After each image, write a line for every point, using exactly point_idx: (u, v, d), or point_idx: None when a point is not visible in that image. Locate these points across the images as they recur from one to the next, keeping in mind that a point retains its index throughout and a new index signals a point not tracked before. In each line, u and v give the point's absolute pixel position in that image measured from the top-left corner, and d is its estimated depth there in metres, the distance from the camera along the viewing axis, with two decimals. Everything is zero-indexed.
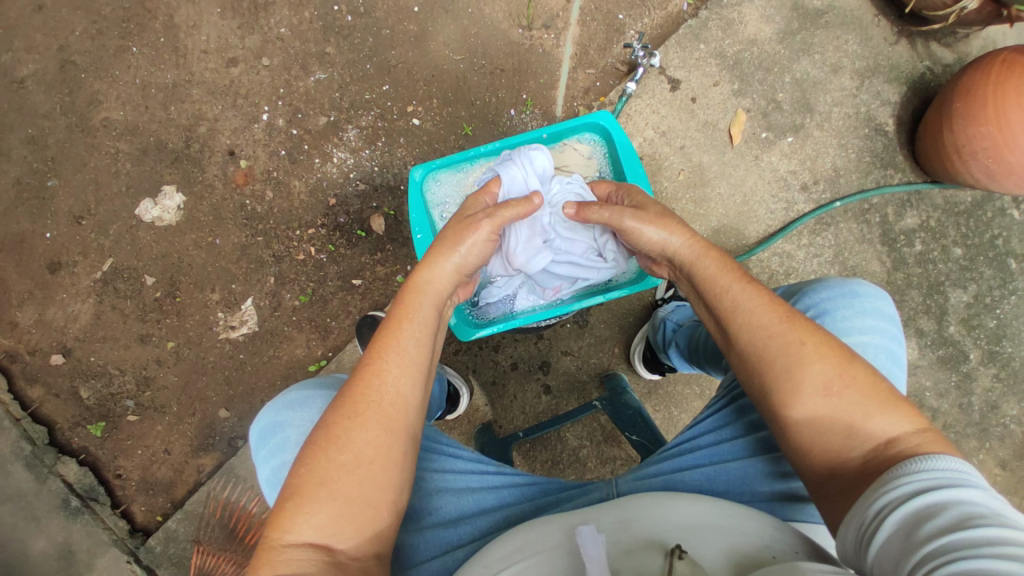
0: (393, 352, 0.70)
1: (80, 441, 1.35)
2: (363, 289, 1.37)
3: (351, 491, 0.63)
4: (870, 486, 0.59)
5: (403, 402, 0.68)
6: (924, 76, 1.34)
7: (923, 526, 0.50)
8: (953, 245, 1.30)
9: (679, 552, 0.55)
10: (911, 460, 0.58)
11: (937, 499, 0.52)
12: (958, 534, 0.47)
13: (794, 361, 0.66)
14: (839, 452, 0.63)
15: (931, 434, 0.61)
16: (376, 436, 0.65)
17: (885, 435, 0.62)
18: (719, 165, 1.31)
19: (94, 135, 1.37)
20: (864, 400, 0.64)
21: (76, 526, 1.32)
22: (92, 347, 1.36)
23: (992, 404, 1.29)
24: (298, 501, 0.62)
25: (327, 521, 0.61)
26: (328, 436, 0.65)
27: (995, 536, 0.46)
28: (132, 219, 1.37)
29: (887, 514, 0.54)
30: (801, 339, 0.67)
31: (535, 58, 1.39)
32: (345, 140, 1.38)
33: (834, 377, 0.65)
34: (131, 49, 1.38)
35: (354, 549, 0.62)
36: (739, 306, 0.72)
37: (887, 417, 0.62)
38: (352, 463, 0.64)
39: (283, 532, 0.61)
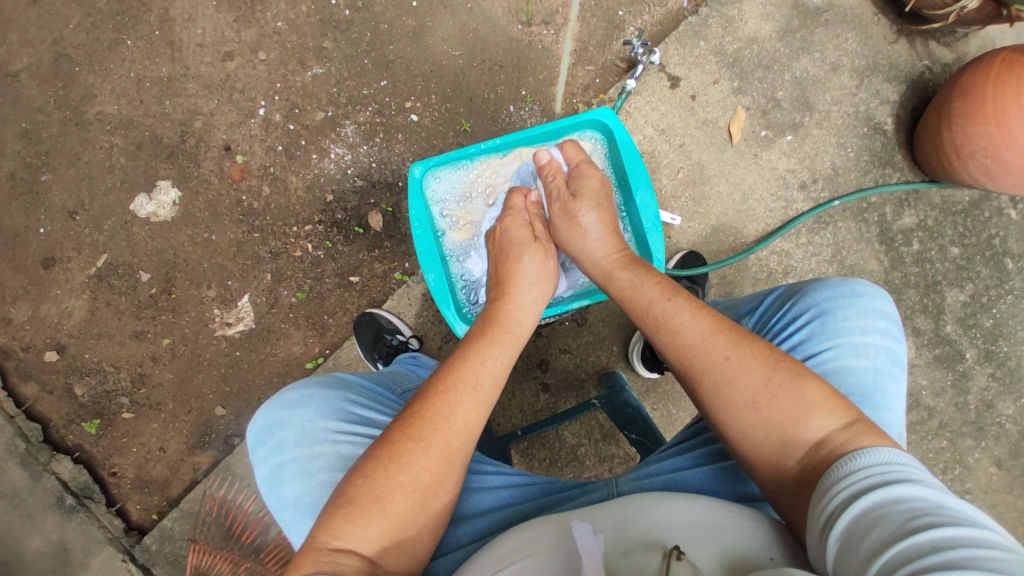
0: (469, 384, 0.73)
1: (75, 438, 1.34)
2: (361, 287, 1.36)
3: (403, 511, 0.64)
4: (818, 484, 0.59)
5: (467, 436, 0.70)
6: (923, 75, 1.34)
7: (873, 532, 0.49)
8: (950, 244, 1.31)
9: (677, 553, 0.55)
10: (845, 459, 0.59)
11: (884, 498, 0.51)
12: (911, 541, 0.47)
13: (720, 377, 0.69)
14: (775, 462, 0.65)
15: (864, 426, 0.62)
16: (438, 465, 0.67)
17: (818, 437, 0.63)
18: (718, 163, 1.30)
19: (88, 130, 1.35)
20: (794, 407, 0.64)
21: (71, 524, 1.31)
22: (87, 344, 1.35)
23: (987, 403, 1.29)
24: (351, 510, 0.62)
25: (375, 536, 0.62)
26: (393, 455, 0.65)
27: (948, 540, 0.46)
28: (127, 215, 1.36)
29: (834, 518, 0.54)
30: (728, 354, 0.69)
31: (535, 54, 1.38)
32: (343, 136, 1.37)
33: (763, 388, 0.66)
34: (126, 42, 1.36)
35: (390, 564, 0.63)
36: (664, 325, 0.77)
37: (817, 419, 0.63)
38: (410, 483, 0.65)
39: (331, 537, 0.61)
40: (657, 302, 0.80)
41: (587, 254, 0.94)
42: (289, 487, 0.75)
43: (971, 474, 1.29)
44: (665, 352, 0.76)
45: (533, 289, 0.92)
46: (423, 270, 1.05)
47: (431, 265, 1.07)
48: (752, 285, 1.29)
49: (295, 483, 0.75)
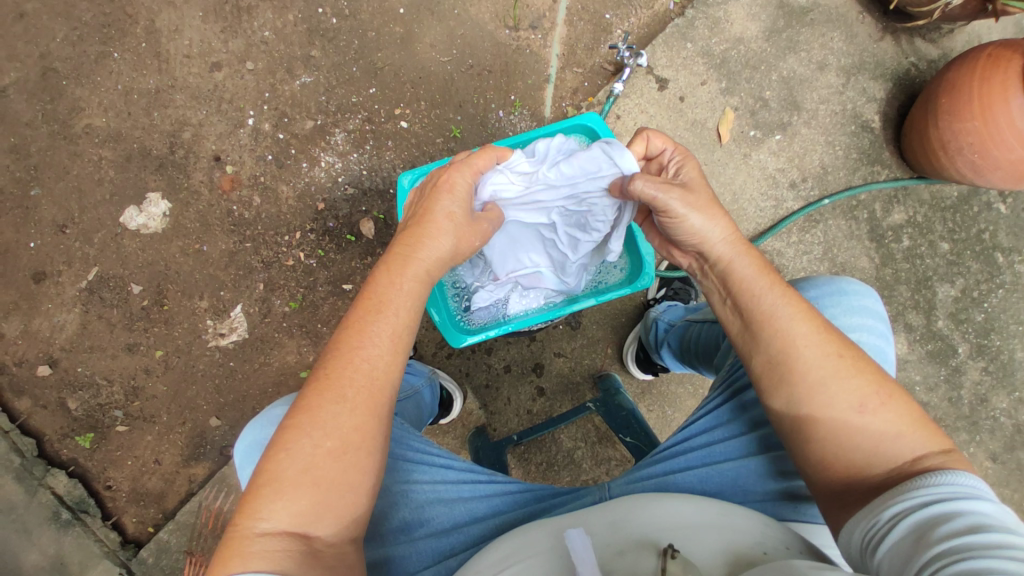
0: (383, 338, 0.71)
1: (69, 452, 1.34)
2: (354, 294, 1.36)
3: (334, 476, 0.64)
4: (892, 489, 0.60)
5: (385, 389, 0.69)
6: (909, 72, 1.35)
7: (941, 529, 0.52)
8: (939, 240, 1.31)
9: (673, 552, 0.55)
10: (930, 474, 0.59)
11: (960, 509, 0.53)
12: (976, 540, 0.49)
13: (828, 374, 0.66)
14: (858, 471, 0.64)
15: (958, 458, 0.62)
16: (363, 424, 0.67)
17: (913, 454, 0.62)
18: (708, 164, 1.31)
19: (76, 143, 1.35)
20: (897, 419, 0.64)
21: (68, 538, 1.30)
22: (79, 358, 1.34)
23: (981, 397, 1.30)
24: (276, 488, 0.62)
25: (309, 508, 0.62)
26: (311, 420, 0.65)
27: (1011, 546, 0.48)
28: (117, 227, 1.35)
29: (904, 514, 0.56)
30: (839, 353, 0.67)
31: (523, 58, 1.38)
32: (333, 144, 1.37)
33: (870, 396, 0.65)
34: (113, 55, 1.36)
35: (330, 535, 0.63)
36: (776, 314, 0.70)
37: (905, 437, 0.63)
38: (336, 447, 0.64)
39: (257, 520, 0.61)
40: (763, 289, 0.72)
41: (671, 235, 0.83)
42: None
43: None
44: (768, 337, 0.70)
45: (464, 236, 0.84)
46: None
47: None
48: None
49: None
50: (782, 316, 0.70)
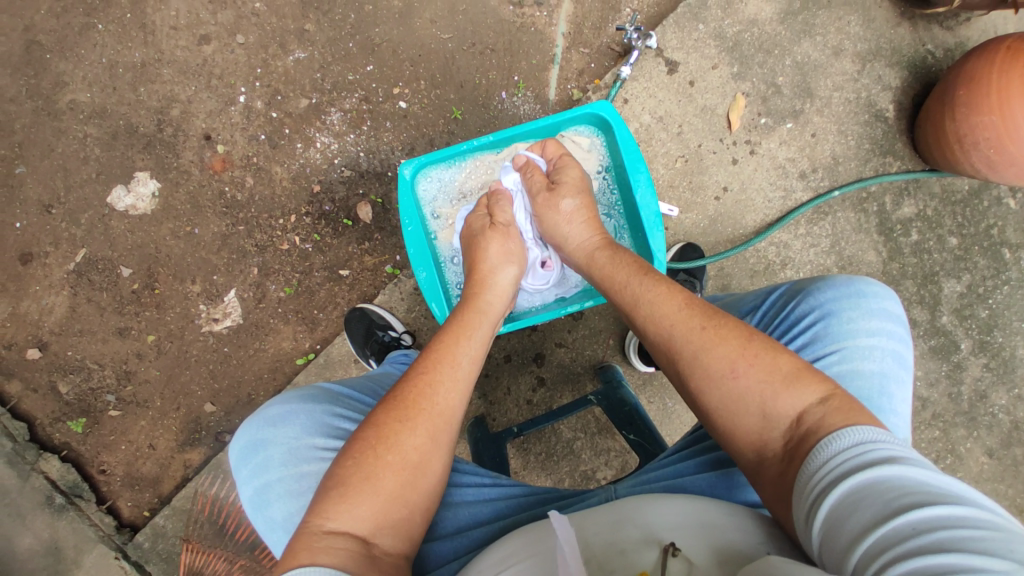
0: (448, 363, 0.75)
1: (62, 437, 1.32)
2: (351, 280, 1.33)
3: (395, 489, 0.64)
4: (801, 465, 0.56)
5: (450, 414, 0.71)
6: (926, 60, 1.30)
7: (852, 518, 0.47)
8: (948, 234, 1.29)
9: (673, 549, 0.56)
10: (821, 440, 0.56)
11: (862, 481, 0.49)
12: (896, 524, 0.45)
13: (698, 347, 0.67)
14: (757, 434, 0.62)
15: (840, 401, 0.59)
16: (426, 444, 0.67)
17: (795, 412, 0.60)
18: (716, 152, 1.27)
19: (61, 119, 1.29)
20: (769, 378, 0.62)
21: (63, 523, 1.29)
22: (69, 342, 1.31)
23: (981, 393, 1.30)
24: (343, 491, 0.62)
25: (369, 515, 0.62)
26: (380, 436, 0.66)
27: (934, 519, 0.44)
28: (104, 208, 1.30)
29: (821, 496, 0.52)
30: (703, 325, 0.69)
31: (527, 37, 1.33)
32: (328, 124, 1.32)
33: (738, 359, 0.64)
34: (97, 27, 1.29)
35: (387, 545, 0.62)
36: (640, 299, 0.78)
37: (795, 390, 0.61)
38: (398, 462, 0.65)
39: (325, 519, 0.61)
40: (633, 278, 0.83)
41: (570, 241, 0.97)
42: (274, 507, 0.73)
43: (963, 464, 1.29)
44: (644, 326, 0.76)
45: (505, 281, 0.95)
46: (414, 267, 1.02)
47: (422, 263, 1.05)
48: (749, 277, 1.27)
49: (281, 504, 0.73)
50: (668, 313, 0.73)
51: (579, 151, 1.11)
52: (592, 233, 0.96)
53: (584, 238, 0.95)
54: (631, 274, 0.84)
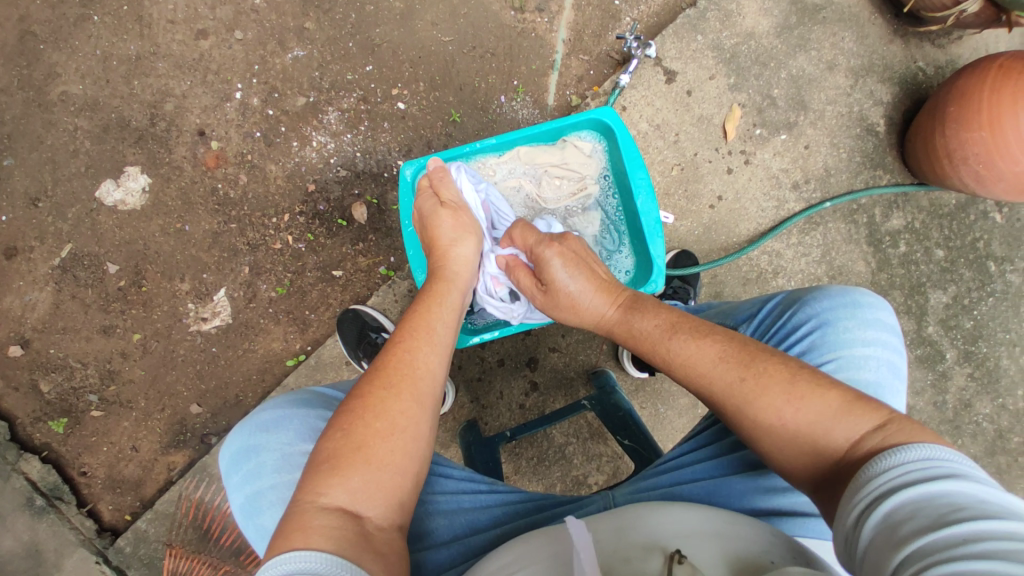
0: (423, 335, 0.75)
1: (41, 437, 1.27)
2: (345, 281, 1.31)
3: (386, 456, 0.62)
4: (858, 473, 0.55)
5: (429, 379, 0.71)
6: (915, 77, 1.33)
7: (904, 524, 0.46)
8: (935, 246, 1.32)
9: (679, 556, 0.55)
10: (877, 457, 0.55)
11: (922, 491, 0.48)
12: (947, 531, 0.43)
13: (744, 397, 0.66)
14: (808, 471, 0.62)
15: (898, 424, 0.58)
16: (410, 407, 0.66)
17: (850, 442, 0.59)
18: (712, 161, 1.29)
19: (51, 111, 1.26)
20: (823, 413, 0.61)
21: (39, 526, 1.25)
22: (52, 339, 1.27)
23: (966, 403, 1.32)
24: (334, 464, 0.61)
25: (361, 485, 0.60)
26: (365, 404, 0.65)
27: (984, 532, 0.42)
28: (93, 202, 1.27)
29: (874, 506, 0.51)
30: (742, 376, 0.68)
31: (527, 42, 1.33)
32: (325, 123, 1.31)
33: (785, 402, 0.64)
34: (91, 18, 1.27)
35: (380, 519, 0.60)
36: (673, 358, 0.75)
37: (848, 421, 0.60)
38: (387, 428, 0.64)
39: (317, 495, 0.58)
40: (662, 337, 0.77)
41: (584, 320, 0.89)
42: (265, 515, 0.71)
43: None
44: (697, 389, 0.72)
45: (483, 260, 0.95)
46: (413, 269, 1.02)
47: (420, 264, 1.04)
48: (743, 285, 1.28)
49: (273, 511, 0.71)
50: (703, 363, 0.71)
51: (580, 155, 1.12)
52: (607, 305, 0.87)
53: (602, 313, 0.87)
54: (660, 335, 0.78)
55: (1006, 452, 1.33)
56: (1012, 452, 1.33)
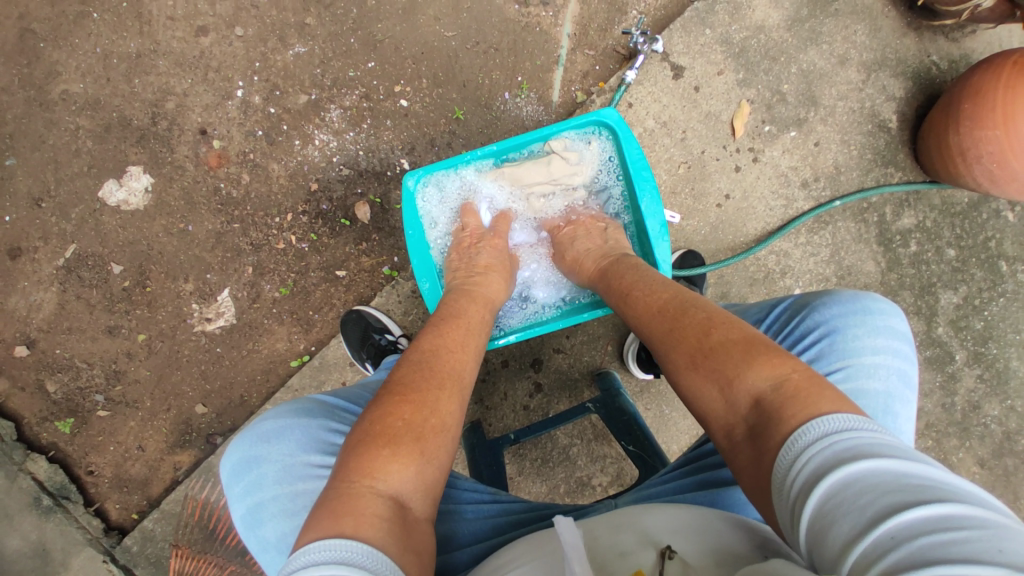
0: (465, 345, 0.78)
1: (49, 436, 1.29)
2: (348, 281, 1.30)
3: (437, 451, 0.63)
4: (783, 453, 0.51)
5: (468, 384, 0.74)
6: (930, 71, 1.30)
7: (838, 521, 0.43)
8: (946, 246, 1.30)
9: (671, 552, 0.55)
10: (798, 432, 0.51)
11: (849, 475, 0.44)
12: (884, 526, 0.41)
13: (668, 345, 0.71)
14: (719, 410, 0.62)
15: (802, 383, 0.56)
16: (457, 409, 0.68)
17: (752, 394, 0.58)
18: (719, 159, 1.26)
19: (52, 110, 1.25)
20: (728, 362, 0.62)
21: (49, 525, 1.26)
22: (57, 339, 1.28)
23: (974, 404, 1.31)
24: (394, 449, 0.60)
25: (415, 476, 0.60)
26: (423, 397, 0.66)
27: (926, 519, 0.40)
28: (96, 203, 1.27)
29: (804, 492, 0.47)
30: (670, 326, 0.72)
31: (532, 37, 1.31)
32: (327, 121, 1.29)
33: (699, 352, 0.66)
34: (90, 15, 1.25)
35: (420, 509, 0.60)
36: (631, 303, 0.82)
37: (750, 373, 0.59)
38: (440, 427, 0.65)
39: (373, 478, 0.58)
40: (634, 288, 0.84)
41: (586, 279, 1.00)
42: (267, 527, 0.71)
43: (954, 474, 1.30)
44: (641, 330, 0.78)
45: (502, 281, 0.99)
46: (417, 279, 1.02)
47: (424, 272, 1.03)
48: (749, 285, 1.27)
49: (274, 523, 0.71)
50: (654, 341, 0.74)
51: (569, 165, 1.08)
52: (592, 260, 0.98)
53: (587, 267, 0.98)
54: (625, 290, 0.85)
55: (1015, 453, 1.32)
56: (1020, 453, 1.32)
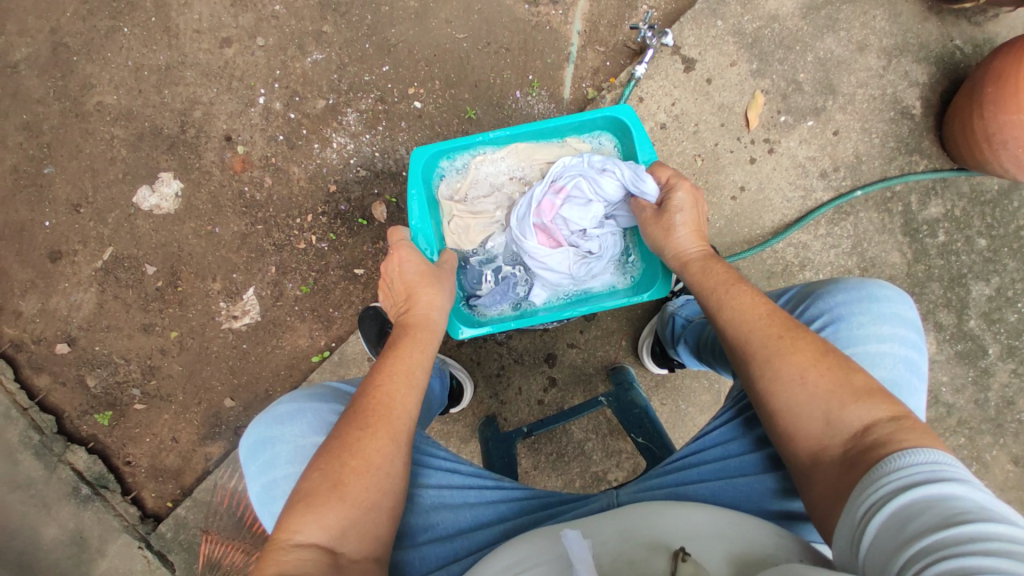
0: (400, 373, 0.75)
1: (89, 429, 1.36)
2: (366, 279, 1.34)
3: (361, 495, 0.64)
4: (868, 470, 0.55)
5: (407, 418, 0.72)
6: (954, 55, 1.26)
7: (912, 521, 0.46)
8: (976, 235, 1.25)
9: (683, 553, 0.53)
10: (888, 456, 0.54)
11: (928, 493, 0.48)
12: (951, 530, 0.44)
13: (771, 352, 0.66)
14: (816, 436, 0.62)
15: (912, 422, 0.58)
16: (387, 447, 0.68)
17: (862, 423, 0.59)
18: (733, 151, 1.25)
19: (88, 120, 1.34)
20: (839, 390, 0.62)
21: (87, 513, 1.33)
22: (97, 337, 1.35)
23: (1008, 400, 1.25)
24: (309, 502, 0.62)
25: (334, 523, 0.61)
26: (342, 445, 0.66)
27: (993, 533, 0.42)
28: (130, 207, 1.35)
29: (878, 504, 0.51)
30: (781, 334, 0.68)
31: (542, 36, 1.33)
32: (345, 124, 1.34)
33: (810, 367, 0.64)
34: (122, 30, 1.33)
35: (353, 552, 0.62)
36: (724, 305, 0.75)
37: (865, 405, 0.60)
38: (362, 468, 0.65)
39: (292, 533, 0.60)
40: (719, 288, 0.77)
41: (671, 250, 0.89)
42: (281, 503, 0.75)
43: (987, 472, 1.25)
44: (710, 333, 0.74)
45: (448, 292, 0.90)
46: (413, 236, 1.01)
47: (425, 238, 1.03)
48: (767, 279, 1.24)
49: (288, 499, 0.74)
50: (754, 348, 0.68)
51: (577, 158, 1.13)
52: (696, 244, 0.88)
53: (686, 250, 0.88)
54: (726, 284, 0.77)
55: None
56: None
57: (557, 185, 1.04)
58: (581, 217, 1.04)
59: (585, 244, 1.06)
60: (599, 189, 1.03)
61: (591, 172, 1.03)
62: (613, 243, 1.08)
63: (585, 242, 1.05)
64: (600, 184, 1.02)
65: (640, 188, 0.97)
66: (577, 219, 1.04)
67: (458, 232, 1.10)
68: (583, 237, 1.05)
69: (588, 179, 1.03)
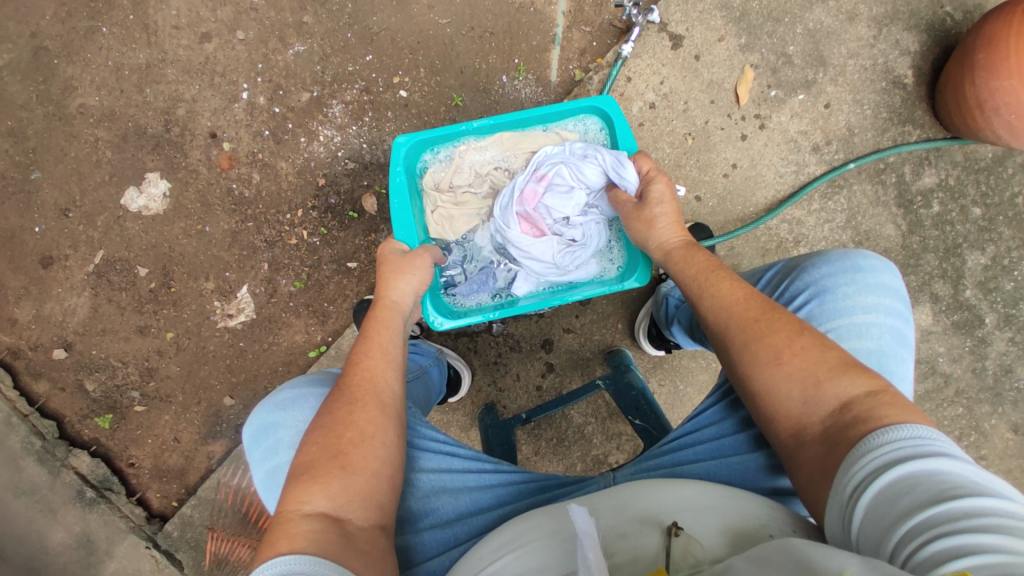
0: (377, 351, 0.76)
1: (91, 432, 1.37)
2: (359, 272, 1.34)
3: (361, 462, 0.64)
4: (850, 446, 0.54)
5: (393, 390, 0.73)
6: (945, 22, 1.23)
7: (903, 499, 0.46)
8: (971, 204, 1.24)
9: (676, 528, 0.56)
10: (872, 435, 0.53)
11: (916, 467, 0.48)
12: (945, 507, 0.44)
13: (748, 334, 0.66)
14: (797, 416, 0.61)
15: (892, 396, 0.57)
16: (378, 418, 0.68)
17: (840, 400, 0.59)
18: (724, 128, 1.23)
19: (72, 124, 1.32)
20: (814, 368, 0.61)
21: (93, 516, 1.34)
22: (93, 341, 1.35)
23: (1006, 368, 1.25)
24: (314, 472, 0.62)
25: (340, 492, 0.61)
26: (334, 420, 0.67)
27: (985, 508, 0.43)
28: (119, 210, 1.34)
29: (866, 480, 0.51)
30: (757, 316, 0.68)
31: (527, 18, 1.30)
32: (330, 117, 1.32)
33: (784, 347, 0.64)
34: (101, 29, 1.31)
35: (361, 519, 0.61)
36: (705, 291, 0.74)
37: (841, 380, 0.59)
38: (358, 438, 0.66)
39: (300, 504, 0.59)
40: (697, 275, 0.77)
41: (650, 241, 0.88)
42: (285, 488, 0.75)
43: (986, 441, 1.25)
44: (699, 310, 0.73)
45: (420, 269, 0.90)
46: (394, 228, 1.00)
47: (403, 223, 1.02)
48: (761, 256, 1.23)
49: None
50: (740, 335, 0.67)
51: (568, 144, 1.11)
52: (676, 234, 0.86)
53: (666, 240, 0.86)
54: (706, 271, 0.77)
55: None
56: None
57: (538, 173, 1.03)
58: (563, 206, 1.02)
59: (567, 233, 1.04)
60: (580, 176, 1.01)
61: (573, 159, 1.02)
62: (597, 231, 1.06)
63: (567, 231, 1.04)
64: (581, 171, 1.01)
65: (621, 175, 0.96)
66: (559, 208, 1.02)
67: (441, 223, 1.09)
68: (565, 226, 1.04)
69: (570, 166, 1.02)
